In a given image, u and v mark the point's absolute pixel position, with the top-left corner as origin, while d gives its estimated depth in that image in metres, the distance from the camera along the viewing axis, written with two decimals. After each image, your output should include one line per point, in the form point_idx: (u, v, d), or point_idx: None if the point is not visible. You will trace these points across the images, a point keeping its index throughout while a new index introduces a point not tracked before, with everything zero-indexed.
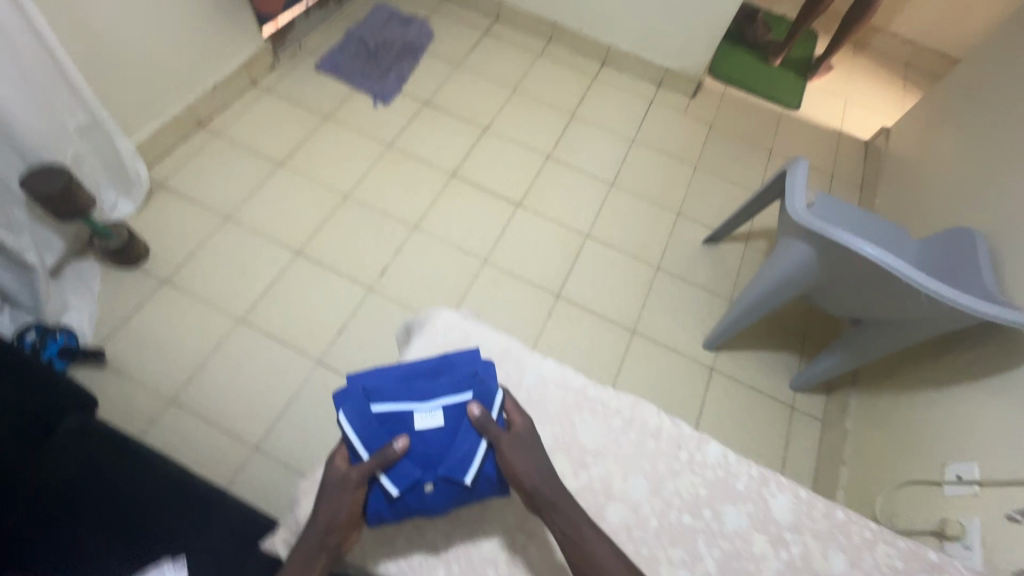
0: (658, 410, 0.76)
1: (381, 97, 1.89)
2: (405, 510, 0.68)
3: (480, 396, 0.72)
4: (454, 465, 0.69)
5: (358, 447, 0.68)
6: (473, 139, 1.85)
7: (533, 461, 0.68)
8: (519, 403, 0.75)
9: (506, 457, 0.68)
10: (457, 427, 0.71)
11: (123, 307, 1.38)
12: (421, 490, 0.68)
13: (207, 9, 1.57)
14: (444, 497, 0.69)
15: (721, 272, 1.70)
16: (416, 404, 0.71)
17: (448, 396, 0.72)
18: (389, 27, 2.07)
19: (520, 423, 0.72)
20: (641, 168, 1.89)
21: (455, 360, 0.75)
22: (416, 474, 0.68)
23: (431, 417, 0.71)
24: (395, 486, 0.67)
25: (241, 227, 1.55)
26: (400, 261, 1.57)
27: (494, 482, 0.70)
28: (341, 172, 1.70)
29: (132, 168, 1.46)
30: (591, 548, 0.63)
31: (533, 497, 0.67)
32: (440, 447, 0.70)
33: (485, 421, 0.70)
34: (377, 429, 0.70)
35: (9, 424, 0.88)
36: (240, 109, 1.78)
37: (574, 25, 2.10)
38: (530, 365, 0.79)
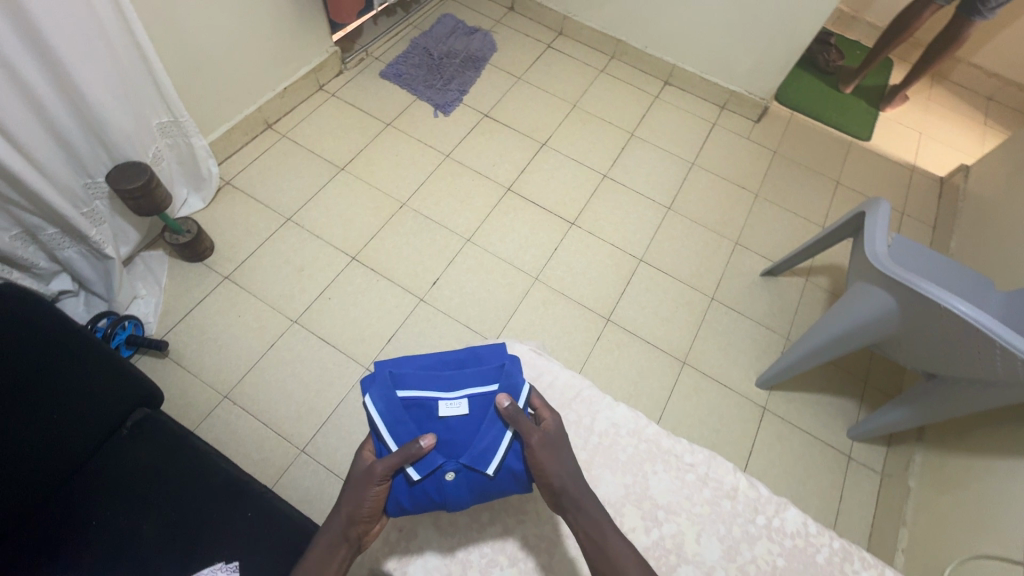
0: (733, 471, 0.85)
1: (442, 107, 1.91)
2: (427, 499, 0.72)
3: (507, 388, 0.78)
4: (478, 453, 0.73)
5: (384, 434, 0.73)
6: (530, 154, 1.85)
7: (560, 460, 0.73)
8: (546, 401, 0.80)
9: (537, 454, 0.73)
10: (481, 416, 0.77)
11: (186, 299, 1.43)
12: (444, 479, 0.72)
13: (286, 16, 1.62)
14: (466, 486, 0.73)
15: (779, 306, 1.64)
16: (444, 393, 0.78)
17: (474, 386, 0.78)
18: (453, 37, 2.09)
19: (548, 421, 0.78)
20: (699, 192, 1.84)
21: (483, 353, 0.84)
22: (440, 461, 0.72)
23: (457, 406, 0.77)
24: (418, 473, 0.72)
25: (301, 229, 1.59)
26: (451, 273, 1.57)
27: (515, 474, 0.74)
28: (399, 180, 1.73)
29: (204, 166, 1.51)
30: (610, 547, 0.69)
31: (559, 495, 0.72)
32: (465, 436, 0.75)
33: (513, 412, 0.74)
34: (404, 416, 0.75)
35: (90, 420, 0.90)
36: (306, 112, 1.83)
37: (639, 43, 2.07)
38: (603, 410, 0.88)
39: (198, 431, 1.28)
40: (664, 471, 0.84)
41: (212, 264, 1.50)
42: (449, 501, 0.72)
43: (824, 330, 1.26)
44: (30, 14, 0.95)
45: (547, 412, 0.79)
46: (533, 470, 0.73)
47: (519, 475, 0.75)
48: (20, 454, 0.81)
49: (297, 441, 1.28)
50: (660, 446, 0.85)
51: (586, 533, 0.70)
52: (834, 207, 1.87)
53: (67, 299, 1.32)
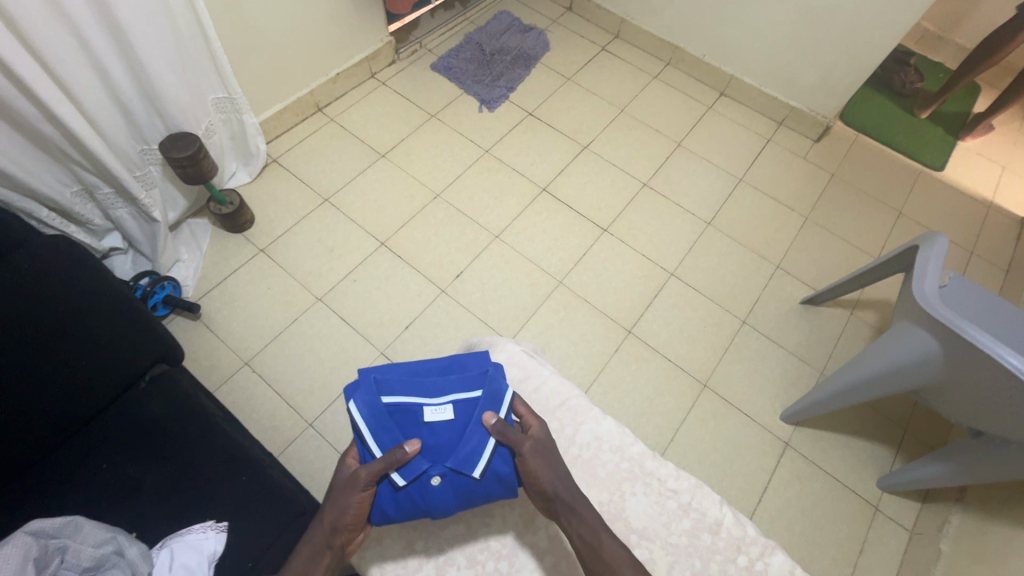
0: (717, 504, 0.85)
1: (487, 102, 1.91)
2: (411, 504, 0.76)
3: (489, 394, 0.81)
4: (461, 458, 0.77)
5: (368, 441, 0.76)
6: (570, 156, 1.82)
7: (550, 466, 0.76)
8: (531, 408, 0.84)
9: (528, 461, 0.76)
10: (464, 422, 0.81)
11: (222, 267, 1.50)
12: (430, 484, 0.76)
13: (344, 5, 1.67)
14: (451, 490, 0.76)
15: (816, 338, 1.54)
16: (427, 399, 0.81)
17: (458, 392, 0.82)
18: (507, 34, 2.09)
19: (535, 428, 0.81)
20: (743, 210, 1.76)
21: (467, 359, 0.86)
22: (424, 466, 0.76)
23: (441, 412, 0.81)
24: (403, 477, 0.76)
25: (337, 211, 1.64)
26: (475, 268, 1.57)
27: (499, 478, 0.77)
28: (437, 171, 1.74)
29: (253, 144, 1.58)
30: (605, 550, 0.72)
31: (554, 500, 0.75)
32: (449, 442, 0.79)
33: (502, 428, 0.78)
34: (387, 422, 0.78)
35: (113, 370, 0.95)
36: (356, 98, 1.88)
37: (697, 51, 2.00)
38: (587, 423, 0.90)
39: (217, 393, 1.33)
40: (644, 493, 0.85)
41: (250, 236, 1.56)
42: (434, 505, 0.76)
43: (849, 378, 1.20)
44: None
45: (533, 417, 0.82)
46: (526, 477, 0.76)
47: (506, 479, 0.78)
48: (41, 386, 0.88)
49: (306, 415, 1.31)
50: (643, 468, 0.87)
51: (579, 535, 0.73)
52: (892, 238, 1.73)
53: (117, 257, 1.42)
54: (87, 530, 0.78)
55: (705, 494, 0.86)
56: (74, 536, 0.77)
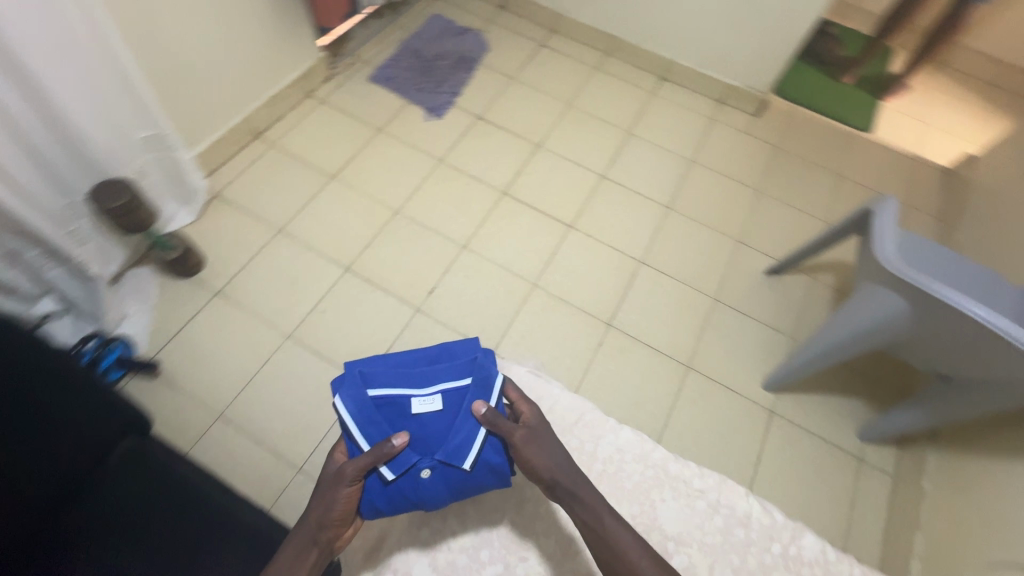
0: (742, 497, 1.03)
1: (434, 110, 1.87)
2: (401, 497, 0.84)
3: (478, 380, 0.91)
4: (451, 451, 0.86)
5: (356, 436, 0.85)
6: (526, 156, 1.81)
7: (544, 454, 0.86)
8: (524, 394, 0.94)
9: (518, 449, 0.86)
10: (452, 411, 0.89)
11: (177, 317, 1.40)
12: (421, 476, 0.85)
13: (270, 24, 1.58)
14: (442, 481, 0.86)
15: (784, 306, 1.60)
16: (414, 391, 0.90)
17: (446, 381, 0.91)
18: (443, 38, 2.05)
19: (529, 416, 0.90)
20: (699, 190, 1.80)
21: (454, 350, 0.96)
22: (414, 459, 0.85)
23: (429, 404, 0.90)
24: (393, 471, 0.84)
25: (294, 241, 1.56)
26: (447, 282, 1.53)
27: (490, 466, 0.88)
28: (393, 187, 1.69)
29: (191, 181, 1.48)
30: (606, 530, 0.82)
31: (553, 486, 0.86)
32: (438, 433, 0.88)
33: (492, 418, 0.87)
34: (376, 417, 0.87)
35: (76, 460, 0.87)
36: (296, 119, 1.79)
37: (633, 39, 2.04)
38: (611, 442, 1.06)
39: (193, 453, 1.24)
40: (671, 497, 1.02)
41: (202, 279, 1.46)
42: (426, 495, 0.85)
43: (820, 340, 1.26)
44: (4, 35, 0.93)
45: (525, 407, 0.92)
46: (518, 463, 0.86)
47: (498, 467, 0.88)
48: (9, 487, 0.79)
49: (295, 461, 1.24)
50: (666, 473, 1.04)
51: (582, 517, 0.83)
52: (837, 201, 1.83)
53: (55, 323, 1.27)
54: None
55: (726, 489, 1.03)
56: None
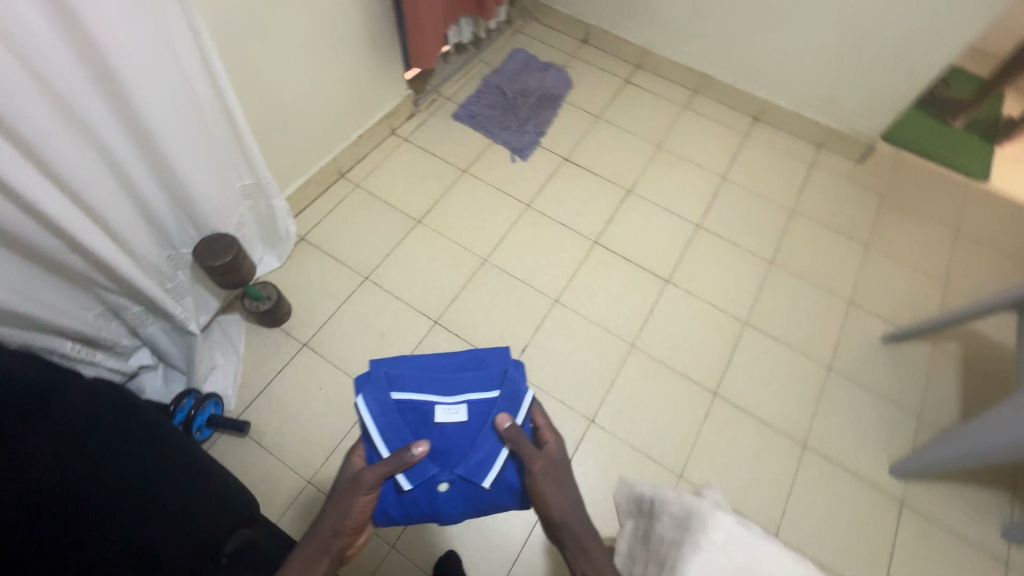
0: None
1: (520, 151, 1.80)
2: (417, 508, 0.82)
3: (506, 395, 0.86)
4: (472, 466, 0.83)
5: (377, 440, 0.82)
6: (617, 202, 1.72)
7: (564, 489, 0.81)
8: (551, 421, 0.88)
9: (537, 479, 0.81)
10: (476, 424, 0.85)
11: (265, 370, 1.35)
12: (437, 489, 0.82)
13: (366, 64, 1.54)
14: (458, 495, 0.83)
15: (904, 377, 1.46)
16: (441, 399, 0.86)
17: (474, 392, 0.86)
18: (526, 73, 1.99)
19: (552, 445, 0.85)
20: (802, 243, 1.68)
21: (487, 357, 0.90)
22: (433, 471, 0.82)
23: (455, 414, 0.86)
24: (409, 481, 0.81)
25: (382, 290, 1.50)
26: (540, 339, 1.45)
27: (509, 487, 0.84)
28: (480, 234, 1.62)
29: (283, 227, 1.43)
30: None
31: (559, 527, 0.79)
32: (459, 446, 0.84)
33: (514, 435, 0.82)
34: (398, 422, 0.83)
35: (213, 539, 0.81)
36: (380, 158, 1.74)
37: (726, 78, 1.93)
38: None
39: (284, 521, 1.19)
40: None
41: (289, 329, 1.41)
42: (441, 507, 0.82)
43: (972, 438, 1.09)
44: (137, 97, 0.89)
45: (552, 434, 0.86)
46: (534, 495, 0.81)
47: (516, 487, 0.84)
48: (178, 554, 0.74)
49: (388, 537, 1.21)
50: None
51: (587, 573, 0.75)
52: (955, 259, 1.68)
53: (145, 374, 1.25)
54: None
55: None
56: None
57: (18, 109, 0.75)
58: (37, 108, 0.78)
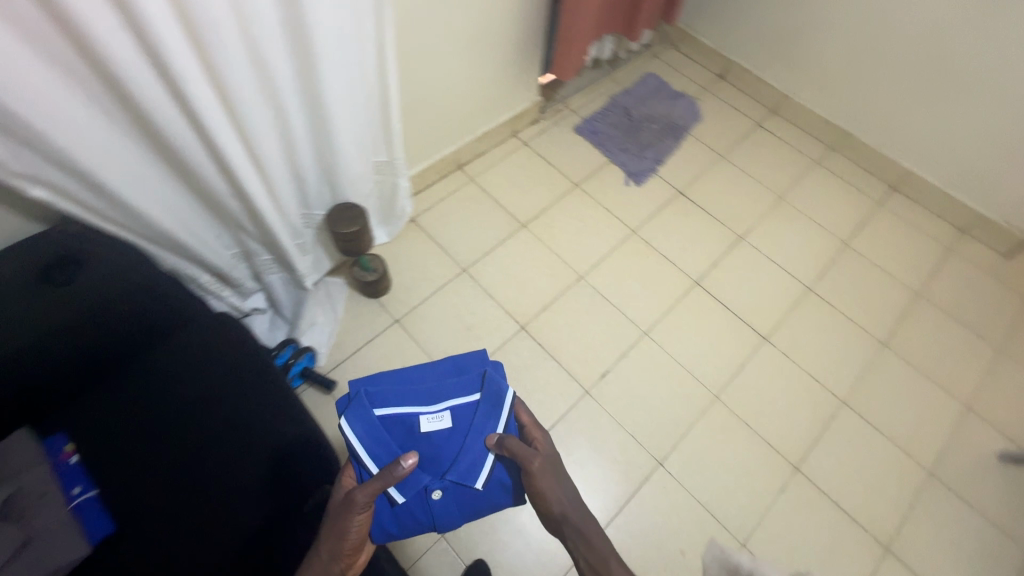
0: None
1: (634, 175, 1.78)
2: (413, 518, 0.90)
3: (488, 396, 0.95)
4: (462, 471, 0.91)
5: (366, 459, 0.89)
6: (725, 247, 1.66)
7: (557, 486, 0.90)
8: (537, 418, 0.98)
9: (536, 478, 0.89)
10: (460, 430, 0.94)
11: (356, 337, 1.42)
12: (431, 497, 0.90)
13: (509, 65, 1.58)
14: (451, 501, 0.91)
15: (1018, 505, 1.31)
16: (425, 410, 0.93)
17: (454, 400, 0.94)
18: (655, 99, 1.97)
19: (540, 440, 0.95)
20: (923, 330, 1.55)
21: (465, 363, 0.99)
22: (425, 480, 0.90)
23: (440, 422, 0.94)
24: (400, 493, 0.89)
25: (477, 284, 1.53)
26: (622, 368, 1.43)
27: (501, 483, 0.93)
28: (581, 250, 1.62)
29: (400, 207, 1.48)
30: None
31: (562, 520, 0.89)
32: (446, 453, 0.93)
33: (502, 440, 0.92)
34: (383, 438, 0.90)
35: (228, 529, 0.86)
36: (497, 157, 1.78)
37: (870, 140, 1.82)
38: None
39: None
40: None
41: (385, 303, 1.48)
42: (438, 514, 0.90)
43: None
44: (320, 66, 0.95)
45: (540, 432, 0.96)
46: (532, 491, 0.90)
47: (506, 485, 0.93)
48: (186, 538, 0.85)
49: (440, 528, 1.21)
50: None
51: (586, 559, 0.85)
52: None
53: (255, 317, 1.35)
54: None
55: None
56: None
57: (228, 62, 0.83)
58: (241, 63, 0.85)
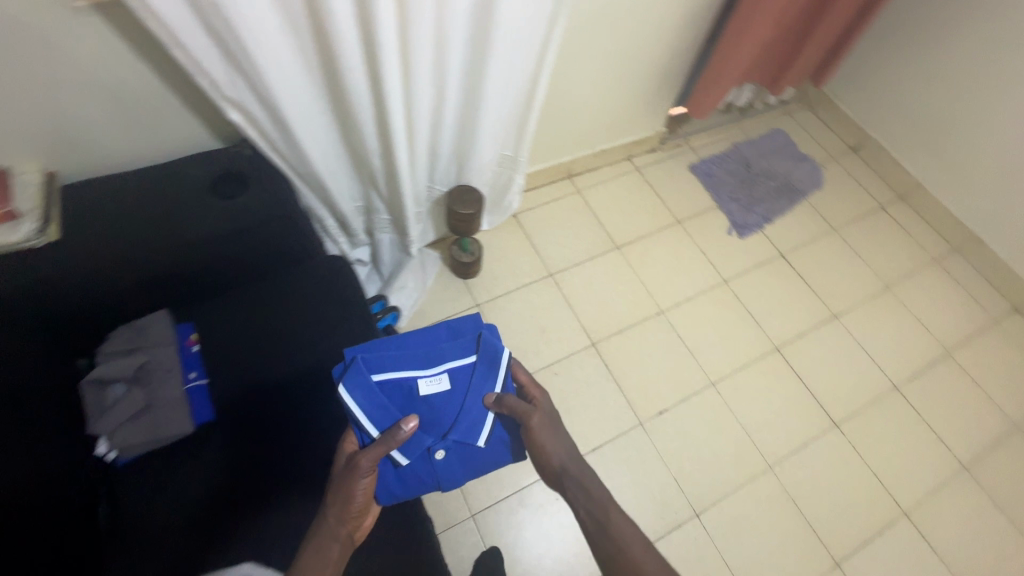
0: None
1: (739, 226, 1.75)
2: (418, 478, 0.90)
3: (484, 357, 0.94)
4: (463, 430, 0.91)
5: (366, 425, 0.87)
6: (815, 322, 1.61)
7: (554, 441, 0.87)
8: (534, 377, 0.96)
9: (535, 433, 0.87)
10: (459, 390, 0.94)
11: (437, 310, 1.50)
12: (433, 458, 0.90)
13: (645, 92, 1.60)
14: (453, 458, 0.92)
15: None
16: (421, 374, 0.93)
17: (450, 362, 0.94)
18: (778, 156, 1.93)
19: (539, 397, 0.93)
20: (1013, 466, 1.43)
21: (460, 328, 0.98)
22: (426, 441, 0.90)
23: (437, 384, 0.93)
24: (404, 455, 0.89)
25: (559, 292, 1.57)
26: (680, 411, 1.42)
27: (501, 440, 0.94)
28: (667, 286, 1.62)
29: (508, 200, 1.52)
30: (615, 526, 0.77)
31: (561, 472, 0.85)
32: (444, 413, 0.92)
33: (500, 399, 0.92)
34: (381, 404, 0.89)
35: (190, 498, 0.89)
36: (607, 175, 1.81)
37: (1003, 252, 1.70)
38: None
39: None
40: None
41: (471, 286, 1.55)
42: (441, 475, 0.90)
43: None
44: (490, 56, 1.02)
45: (537, 389, 0.94)
46: (534, 448, 0.87)
47: (503, 442, 0.94)
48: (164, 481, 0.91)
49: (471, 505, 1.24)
50: None
51: (587, 510, 0.80)
52: None
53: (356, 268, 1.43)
54: None
55: None
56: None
57: (419, 38, 0.90)
58: (428, 41, 0.92)
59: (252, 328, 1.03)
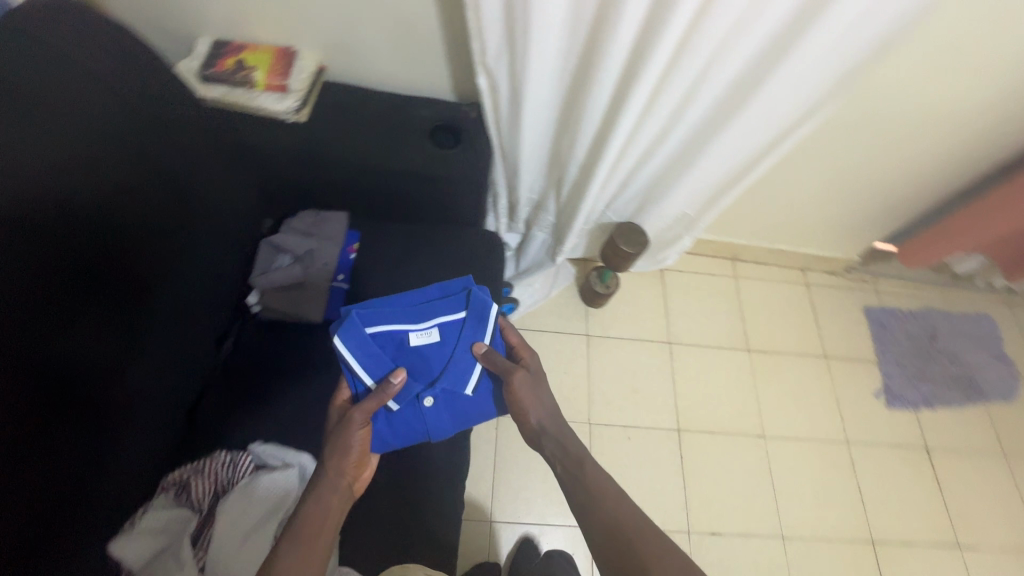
0: None
1: (890, 394, 1.55)
2: (411, 426, 0.88)
3: (474, 311, 0.91)
4: (453, 381, 0.89)
5: (359, 373, 0.86)
6: (928, 538, 1.39)
7: (537, 399, 0.86)
8: (524, 338, 0.94)
9: (518, 390, 0.87)
10: (449, 343, 0.91)
11: (548, 321, 1.52)
12: (422, 404, 0.88)
13: (859, 214, 1.46)
14: (444, 408, 0.90)
15: None
16: (413, 326, 0.90)
17: (442, 316, 0.91)
18: (975, 344, 1.66)
19: (527, 357, 0.92)
20: None
21: (447, 287, 0.93)
22: (416, 390, 0.88)
23: (428, 335, 0.91)
24: (396, 402, 0.87)
25: (668, 363, 1.51)
26: (734, 545, 1.31)
27: (488, 391, 0.92)
28: (781, 414, 1.48)
29: (665, 257, 1.47)
30: (590, 479, 0.79)
31: (541, 429, 0.86)
32: (435, 364, 0.90)
33: (487, 352, 0.90)
34: (374, 353, 0.87)
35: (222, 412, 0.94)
36: (773, 274, 1.68)
37: None
38: None
39: None
40: None
41: (589, 314, 1.54)
42: (429, 420, 0.89)
43: None
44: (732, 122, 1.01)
45: (525, 350, 0.93)
46: (516, 406, 0.86)
47: (490, 395, 0.92)
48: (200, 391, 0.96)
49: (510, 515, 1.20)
50: None
51: (566, 469, 0.81)
52: None
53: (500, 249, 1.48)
54: (263, 480, 0.84)
55: None
56: (257, 456, 0.88)
57: (679, 79, 0.92)
58: (683, 83, 0.93)
59: (390, 263, 1.10)
